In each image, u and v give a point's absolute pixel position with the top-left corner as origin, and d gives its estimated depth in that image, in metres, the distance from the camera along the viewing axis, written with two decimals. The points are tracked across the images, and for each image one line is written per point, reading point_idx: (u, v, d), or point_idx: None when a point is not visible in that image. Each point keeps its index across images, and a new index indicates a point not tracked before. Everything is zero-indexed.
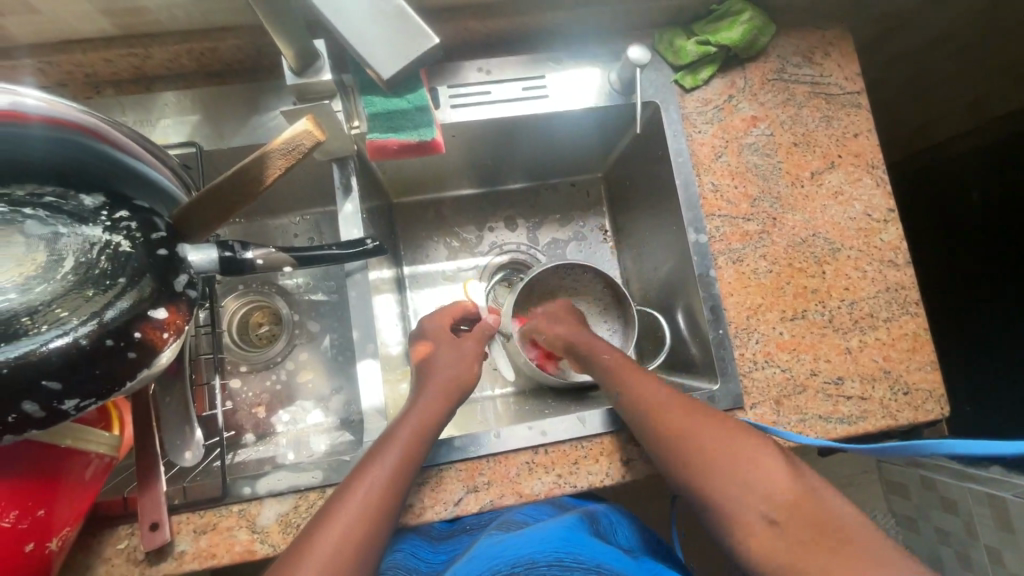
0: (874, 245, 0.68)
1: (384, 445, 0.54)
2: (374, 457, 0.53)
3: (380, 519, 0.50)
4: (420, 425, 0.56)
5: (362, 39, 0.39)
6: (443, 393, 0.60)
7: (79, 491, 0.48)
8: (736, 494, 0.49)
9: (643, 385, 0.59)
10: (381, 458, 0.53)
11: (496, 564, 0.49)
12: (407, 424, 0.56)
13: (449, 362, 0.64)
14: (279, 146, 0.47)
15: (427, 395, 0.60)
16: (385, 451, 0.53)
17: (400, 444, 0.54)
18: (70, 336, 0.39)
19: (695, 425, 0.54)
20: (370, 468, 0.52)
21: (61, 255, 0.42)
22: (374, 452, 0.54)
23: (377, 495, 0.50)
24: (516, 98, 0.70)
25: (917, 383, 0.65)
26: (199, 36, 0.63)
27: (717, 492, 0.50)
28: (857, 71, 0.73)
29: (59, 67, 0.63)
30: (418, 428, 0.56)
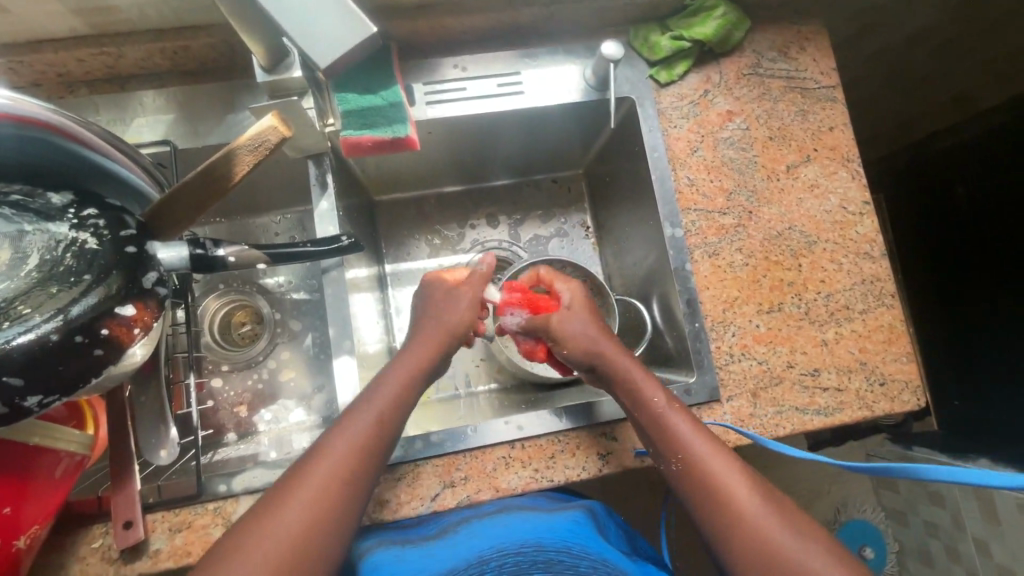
0: (849, 238, 0.69)
1: (356, 407, 0.53)
2: (349, 423, 0.52)
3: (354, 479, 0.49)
4: (398, 391, 0.55)
5: (303, 31, 0.41)
6: (432, 346, 0.59)
7: (49, 489, 0.49)
8: (718, 503, 0.50)
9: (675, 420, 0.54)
10: (353, 426, 0.51)
11: (501, 543, 0.57)
12: (383, 393, 0.54)
13: (443, 311, 0.62)
14: (245, 143, 0.47)
15: (416, 346, 0.59)
16: (357, 421, 0.52)
17: (375, 417, 0.52)
18: (35, 332, 0.38)
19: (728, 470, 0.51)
20: (342, 437, 0.51)
21: (26, 254, 0.42)
22: (343, 423, 0.52)
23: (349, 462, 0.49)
24: (491, 94, 0.70)
25: (893, 374, 0.66)
26: (172, 35, 0.63)
27: (701, 497, 0.51)
28: (832, 66, 0.73)
29: (31, 67, 0.63)
30: (398, 397, 0.55)
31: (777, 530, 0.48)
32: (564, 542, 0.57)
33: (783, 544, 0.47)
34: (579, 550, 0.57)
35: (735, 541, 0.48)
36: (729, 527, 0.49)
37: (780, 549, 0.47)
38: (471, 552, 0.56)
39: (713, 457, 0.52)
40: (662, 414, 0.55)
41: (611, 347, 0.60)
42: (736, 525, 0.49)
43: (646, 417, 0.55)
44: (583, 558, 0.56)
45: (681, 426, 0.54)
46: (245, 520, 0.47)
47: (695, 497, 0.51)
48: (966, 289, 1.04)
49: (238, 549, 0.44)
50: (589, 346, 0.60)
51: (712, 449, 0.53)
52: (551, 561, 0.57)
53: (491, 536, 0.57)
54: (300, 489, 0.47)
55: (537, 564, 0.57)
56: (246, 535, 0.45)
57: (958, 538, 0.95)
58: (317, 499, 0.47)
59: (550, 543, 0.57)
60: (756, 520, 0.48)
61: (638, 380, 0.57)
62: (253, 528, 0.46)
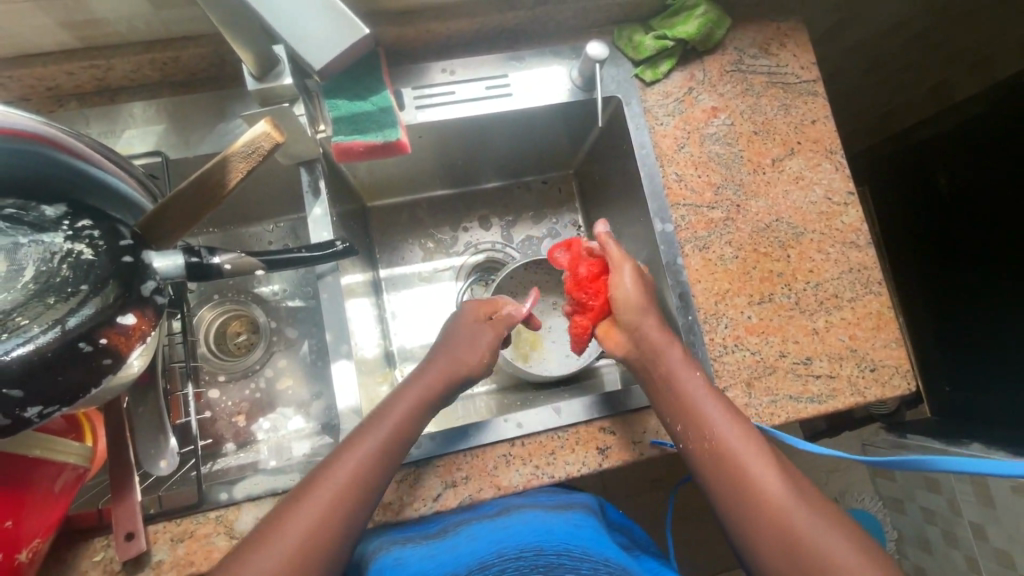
0: (835, 228, 0.70)
1: (384, 411, 0.54)
2: (375, 423, 0.53)
3: (373, 479, 0.50)
4: (428, 385, 0.57)
5: (301, 35, 0.42)
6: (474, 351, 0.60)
7: (48, 502, 0.48)
8: (737, 473, 0.51)
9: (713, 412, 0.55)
10: (376, 427, 0.53)
11: (502, 547, 0.54)
12: (415, 390, 0.56)
13: (472, 333, 0.61)
14: (238, 150, 0.48)
15: (455, 345, 0.60)
16: (383, 419, 0.54)
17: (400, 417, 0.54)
18: (34, 343, 0.39)
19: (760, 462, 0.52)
20: (365, 439, 0.52)
21: (22, 266, 0.42)
22: (370, 420, 0.54)
23: (370, 462, 0.51)
24: (480, 97, 0.71)
25: (882, 360, 0.67)
26: (161, 46, 0.64)
27: (728, 470, 0.52)
28: (812, 61, 0.75)
29: (20, 82, 0.63)
30: (422, 397, 0.56)
31: (802, 514, 0.48)
32: (564, 543, 0.53)
33: (799, 520, 0.48)
34: (580, 553, 0.53)
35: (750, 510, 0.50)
36: (752, 504, 0.50)
37: (809, 541, 0.47)
38: (468, 560, 0.53)
39: (742, 443, 0.53)
40: (693, 400, 0.56)
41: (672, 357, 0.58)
42: (765, 513, 0.49)
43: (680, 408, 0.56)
44: (584, 560, 0.52)
45: (715, 414, 0.55)
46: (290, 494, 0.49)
47: (723, 483, 0.52)
48: (954, 274, 1.04)
49: (273, 529, 0.47)
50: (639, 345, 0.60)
51: (745, 440, 0.53)
52: (551, 565, 0.52)
53: (491, 538, 0.54)
54: (330, 475, 0.49)
55: (536, 568, 0.52)
56: (275, 522, 0.47)
57: (956, 523, 0.97)
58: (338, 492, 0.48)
59: (551, 546, 0.53)
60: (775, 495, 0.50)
61: (674, 370, 0.57)
62: (283, 515, 0.47)
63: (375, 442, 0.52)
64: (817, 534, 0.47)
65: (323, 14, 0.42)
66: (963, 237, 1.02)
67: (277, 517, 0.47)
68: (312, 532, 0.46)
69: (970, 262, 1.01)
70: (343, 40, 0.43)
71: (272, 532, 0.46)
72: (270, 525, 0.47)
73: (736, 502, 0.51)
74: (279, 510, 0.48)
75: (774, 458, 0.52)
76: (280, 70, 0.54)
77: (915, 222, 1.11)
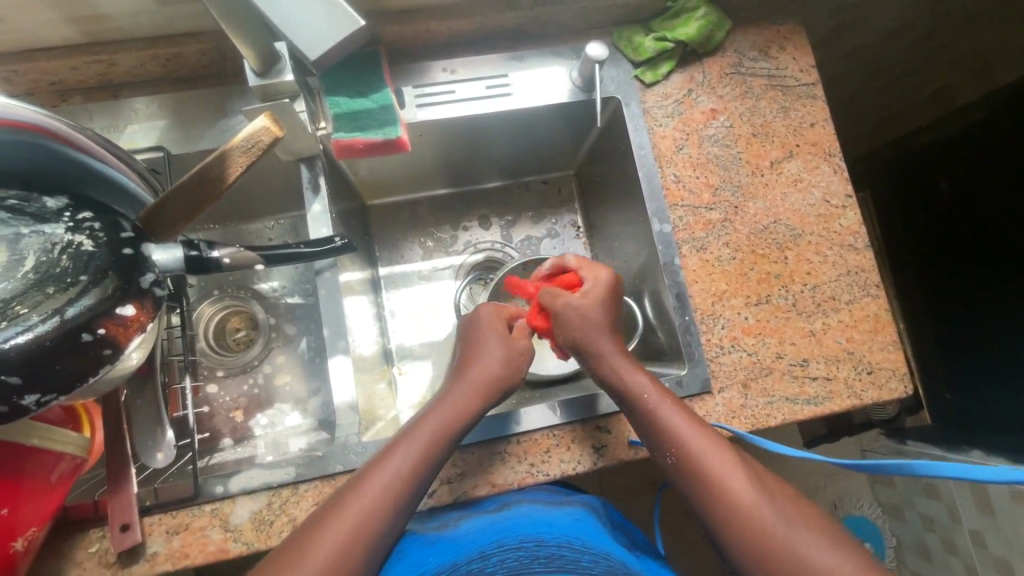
0: (833, 230, 0.70)
1: (414, 425, 0.54)
2: (408, 435, 0.53)
3: (410, 491, 0.51)
4: (468, 395, 0.56)
5: (297, 31, 0.43)
6: (506, 354, 0.60)
7: (45, 491, 0.49)
8: (714, 495, 0.51)
9: (678, 419, 0.54)
10: (412, 437, 0.53)
11: (504, 538, 0.54)
12: (452, 398, 0.56)
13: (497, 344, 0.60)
14: (237, 145, 0.49)
15: (488, 350, 0.60)
16: (412, 440, 0.53)
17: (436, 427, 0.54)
18: (32, 333, 0.39)
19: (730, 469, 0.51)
20: (396, 451, 0.52)
21: (23, 255, 0.42)
22: (407, 430, 0.54)
23: (404, 476, 0.51)
24: (480, 97, 0.71)
25: (880, 363, 0.67)
26: (165, 42, 0.64)
27: (699, 480, 0.51)
28: (812, 64, 0.75)
29: (24, 76, 0.64)
30: (457, 407, 0.56)
31: (776, 520, 0.49)
32: (566, 537, 0.53)
33: (773, 527, 0.48)
34: (580, 546, 0.53)
35: (734, 533, 0.49)
36: (727, 513, 0.50)
37: (786, 546, 0.47)
38: (470, 550, 0.53)
39: (711, 450, 0.52)
40: (653, 409, 0.54)
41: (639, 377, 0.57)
42: (743, 521, 0.49)
43: (644, 418, 0.55)
44: (584, 552, 0.52)
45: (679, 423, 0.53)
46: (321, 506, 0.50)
47: (697, 492, 0.52)
48: (953, 276, 1.04)
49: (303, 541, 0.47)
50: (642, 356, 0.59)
51: (713, 447, 0.52)
52: (551, 556, 0.51)
53: (492, 531, 0.55)
54: (364, 487, 0.50)
55: (537, 559, 0.51)
56: (308, 533, 0.48)
57: (955, 530, 0.96)
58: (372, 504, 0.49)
59: (551, 539, 0.53)
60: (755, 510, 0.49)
61: (631, 377, 0.56)
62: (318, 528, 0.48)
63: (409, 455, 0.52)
64: (794, 540, 0.48)
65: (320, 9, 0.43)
66: (965, 238, 1.02)
67: (309, 530, 0.48)
68: (347, 543, 0.47)
69: (972, 265, 1.01)
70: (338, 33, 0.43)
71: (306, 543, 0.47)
72: (299, 539, 0.48)
73: (714, 511, 0.51)
74: (311, 522, 0.49)
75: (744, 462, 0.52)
76: (280, 65, 0.54)
77: (914, 223, 1.11)
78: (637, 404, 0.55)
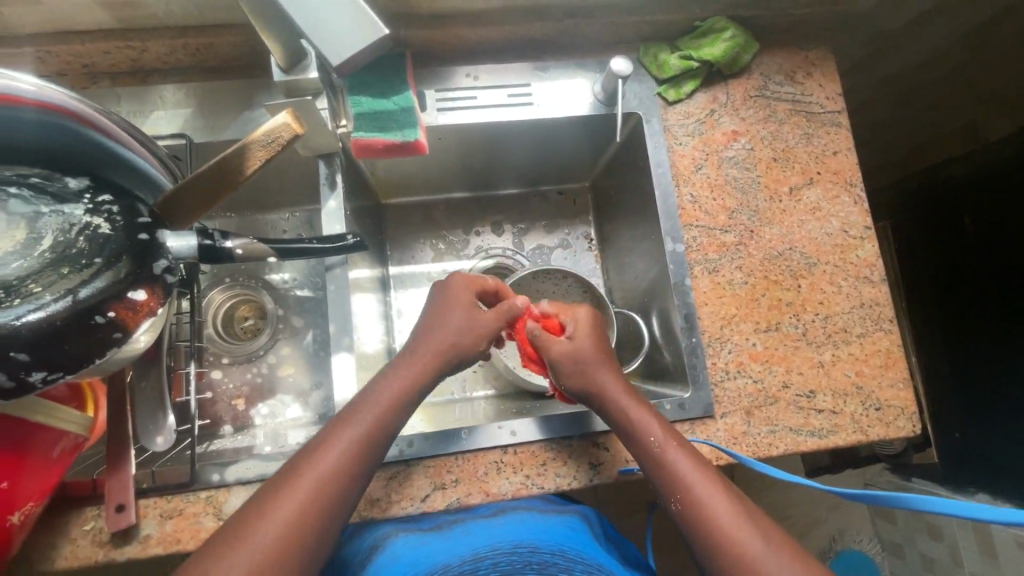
0: (849, 261, 0.69)
1: (362, 404, 0.53)
2: (356, 414, 0.52)
3: (354, 470, 0.50)
4: (416, 368, 0.56)
5: (320, 35, 0.43)
6: (467, 320, 0.59)
7: (45, 467, 0.49)
8: (709, 539, 0.49)
9: (681, 460, 0.53)
10: (357, 416, 0.52)
11: (498, 541, 0.54)
12: (401, 372, 0.56)
13: (454, 314, 0.59)
14: (258, 138, 0.49)
15: (449, 320, 0.59)
16: (358, 418, 0.52)
17: (381, 405, 0.53)
18: (45, 311, 0.40)
19: (733, 514, 0.50)
20: (342, 431, 0.51)
21: (40, 234, 0.43)
22: (353, 407, 0.53)
23: (347, 455, 0.50)
24: (501, 104, 0.72)
25: (889, 400, 0.65)
26: (196, 32, 0.65)
27: (701, 524, 0.50)
28: (838, 91, 0.74)
29: (58, 57, 0.65)
30: (405, 383, 0.55)
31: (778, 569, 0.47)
32: (559, 544, 0.54)
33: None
34: (574, 555, 0.54)
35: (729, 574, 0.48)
36: (728, 560, 0.48)
37: None
38: (463, 550, 0.54)
39: (715, 494, 0.51)
40: (658, 450, 0.54)
41: (632, 404, 0.57)
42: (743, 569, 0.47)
43: (645, 458, 0.54)
44: (578, 562, 0.53)
45: (681, 463, 0.53)
46: (268, 481, 0.49)
47: (700, 538, 0.50)
48: (969, 306, 1.03)
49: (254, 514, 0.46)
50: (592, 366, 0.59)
51: (716, 491, 0.51)
52: (544, 562, 0.52)
53: (488, 535, 0.55)
54: (311, 465, 0.49)
55: (530, 564, 0.51)
56: (253, 509, 0.47)
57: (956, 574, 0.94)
58: (319, 486, 0.48)
59: (546, 544, 0.54)
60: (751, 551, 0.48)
61: (630, 410, 0.56)
62: (265, 503, 0.47)
63: (354, 436, 0.51)
64: None
65: (344, 13, 0.43)
66: (985, 267, 1.00)
67: (259, 504, 0.47)
68: (291, 520, 0.46)
69: (1004, 300, 0.97)
70: (361, 38, 0.43)
71: (252, 519, 0.46)
72: (248, 513, 0.46)
73: (713, 557, 0.49)
74: (258, 500, 0.47)
75: (748, 507, 0.51)
76: (303, 62, 0.55)
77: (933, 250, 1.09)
78: (639, 443, 0.55)
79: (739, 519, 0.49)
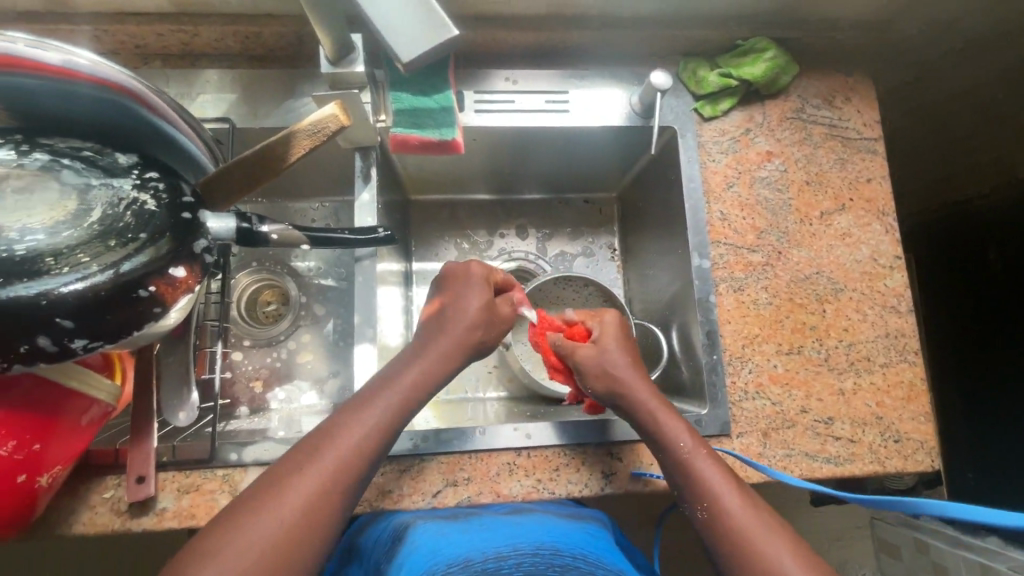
0: (877, 289, 0.69)
1: (387, 383, 0.53)
2: (383, 394, 0.52)
3: (377, 451, 0.50)
4: (441, 355, 0.56)
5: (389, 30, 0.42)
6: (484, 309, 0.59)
7: (74, 433, 0.50)
8: (735, 549, 0.49)
9: (707, 468, 0.53)
10: (382, 395, 0.52)
11: (516, 542, 0.50)
12: (425, 356, 0.56)
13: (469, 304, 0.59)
14: (304, 127, 0.51)
15: (467, 307, 0.58)
16: (384, 398, 0.52)
17: (406, 387, 0.53)
18: (87, 281, 0.41)
19: (761, 527, 0.49)
20: (368, 410, 0.51)
21: (90, 206, 0.44)
22: (378, 386, 0.53)
23: (369, 435, 0.50)
24: (538, 110, 0.72)
25: (909, 433, 0.65)
26: (247, 21, 0.67)
27: (728, 534, 0.50)
28: (876, 119, 0.74)
29: (113, 36, 0.67)
30: (428, 367, 0.55)
31: None
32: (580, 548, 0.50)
33: None
34: (594, 560, 0.49)
35: None
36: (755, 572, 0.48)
37: None
38: (481, 548, 0.49)
39: (741, 506, 0.51)
40: (686, 457, 0.54)
41: (661, 409, 0.56)
42: None
43: (673, 463, 0.54)
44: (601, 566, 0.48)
45: (708, 471, 0.53)
46: (294, 451, 0.49)
47: (725, 548, 0.50)
48: (992, 337, 1.01)
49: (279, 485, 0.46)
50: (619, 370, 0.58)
51: (741, 503, 0.51)
52: (566, 565, 0.47)
53: (504, 534, 0.52)
54: (338, 442, 0.49)
55: (551, 566, 0.47)
56: (281, 479, 0.47)
57: None
58: (344, 463, 0.48)
59: (566, 547, 0.50)
60: (775, 561, 0.47)
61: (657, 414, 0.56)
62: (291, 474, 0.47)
63: (382, 417, 0.51)
64: None
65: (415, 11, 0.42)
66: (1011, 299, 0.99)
67: (285, 475, 0.47)
68: (316, 497, 0.46)
69: None
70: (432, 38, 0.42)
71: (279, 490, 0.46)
72: (274, 483, 0.47)
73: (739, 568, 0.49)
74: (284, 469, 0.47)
75: (775, 522, 0.50)
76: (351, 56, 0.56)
77: (960, 284, 1.07)
78: (667, 448, 0.55)
79: (764, 528, 0.49)
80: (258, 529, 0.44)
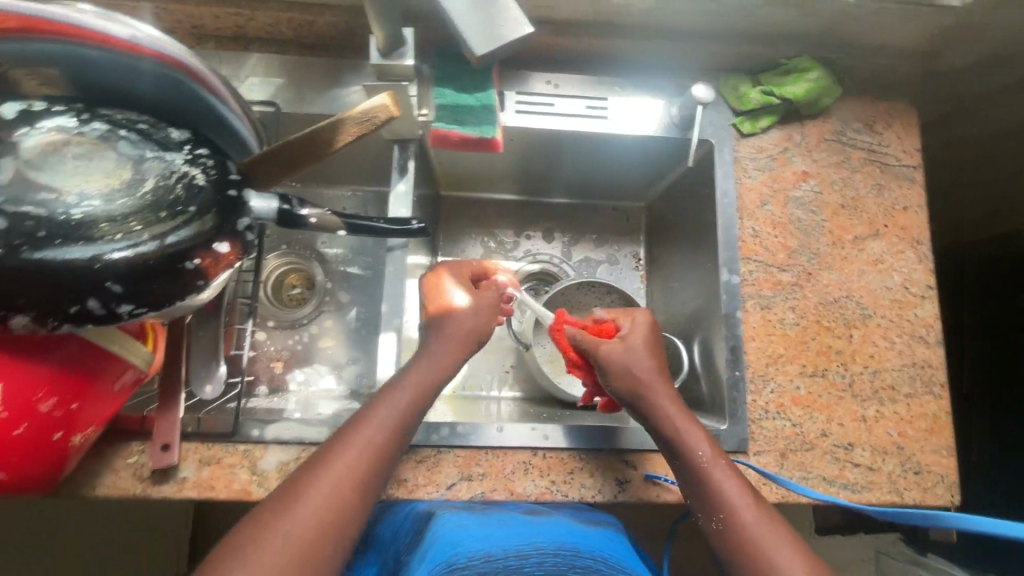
0: (906, 318, 0.68)
1: (403, 374, 0.55)
2: (401, 385, 0.54)
3: (394, 439, 0.52)
4: (455, 346, 0.58)
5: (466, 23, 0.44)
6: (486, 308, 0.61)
7: (108, 396, 0.51)
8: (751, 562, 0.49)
9: (723, 479, 0.53)
10: (400, 387, 0.54)
11: (538, 541, 0.50)
12: (440, 351, 0.57)
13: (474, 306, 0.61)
14: (354, 116, 0.51)
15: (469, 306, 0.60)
16: (403, 388, 0.54)
17: (423, 379, 0.55)
18: (136, 250, 0.42)
19: (776, 541, 0.49)
20: (387, 400, 0.53)
21: (143, 177, 0.45)
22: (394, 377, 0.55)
23: (388, 424, 0.52)
24: (577, 114, 0.73)
25: (930, 465, 0.64)
26: (300, 8, 0.69)
27: (744, 545, 0.49)
28: (916, 146, 0.73)
29: (171, 15, 0.69)
30: (442, 361, 0.57)
31: None
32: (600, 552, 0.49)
33: None
34: (614, 564, 0.48)
35: None
36: None
37: None
38: (506, 541, 0.49)
39: (758, 518, 0.51)
40: (703, 466, 0.54)
41: (680, 417, 0.56)
42: None
43: (690, 473, 0.54)
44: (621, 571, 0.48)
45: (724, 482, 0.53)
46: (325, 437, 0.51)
47: (740, 560, 0.49)
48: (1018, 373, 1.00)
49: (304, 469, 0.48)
50: (639, 378, 0.58)
51: (757, 516, 0.51)
52: (587, 567, 0.47)
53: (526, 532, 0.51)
54: (359, 431, 0.51)
55: (572, 566, 0.46)
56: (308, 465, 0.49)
57: None
58: (366, 449, 0.50)
59: (586, 550, 0.49)
60: None
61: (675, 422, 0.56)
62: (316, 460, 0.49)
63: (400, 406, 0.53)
64: None
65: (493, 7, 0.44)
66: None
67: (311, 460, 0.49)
68: (340, 481, 0.48)
69: None
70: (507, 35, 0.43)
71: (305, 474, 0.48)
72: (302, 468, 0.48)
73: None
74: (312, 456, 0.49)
75: (792, 538, 0.50)
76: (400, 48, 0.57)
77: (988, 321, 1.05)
78: (685, 456, 0.55)
79: (782, 544, 0.49)
80: (289, 511, 0.45)
